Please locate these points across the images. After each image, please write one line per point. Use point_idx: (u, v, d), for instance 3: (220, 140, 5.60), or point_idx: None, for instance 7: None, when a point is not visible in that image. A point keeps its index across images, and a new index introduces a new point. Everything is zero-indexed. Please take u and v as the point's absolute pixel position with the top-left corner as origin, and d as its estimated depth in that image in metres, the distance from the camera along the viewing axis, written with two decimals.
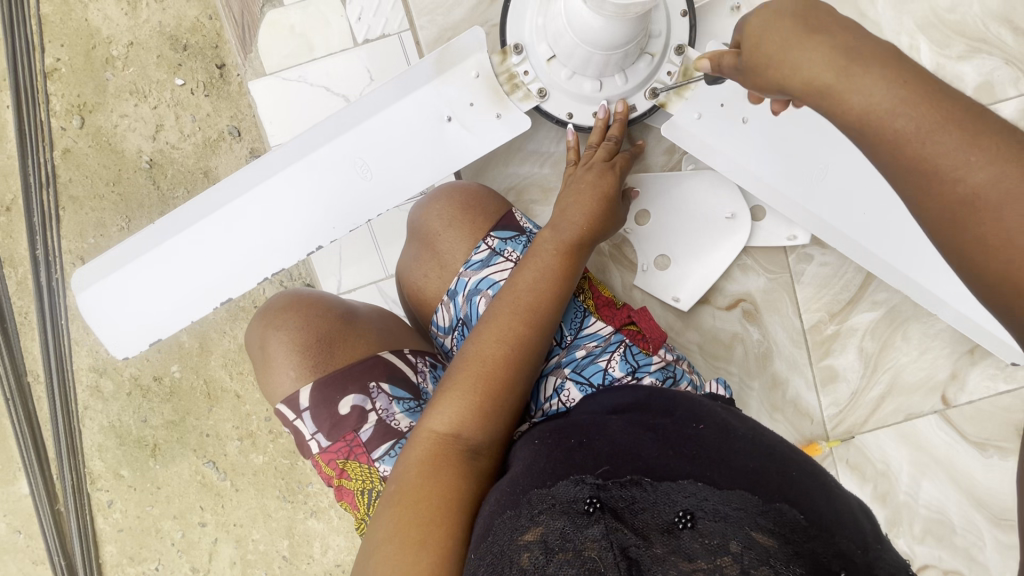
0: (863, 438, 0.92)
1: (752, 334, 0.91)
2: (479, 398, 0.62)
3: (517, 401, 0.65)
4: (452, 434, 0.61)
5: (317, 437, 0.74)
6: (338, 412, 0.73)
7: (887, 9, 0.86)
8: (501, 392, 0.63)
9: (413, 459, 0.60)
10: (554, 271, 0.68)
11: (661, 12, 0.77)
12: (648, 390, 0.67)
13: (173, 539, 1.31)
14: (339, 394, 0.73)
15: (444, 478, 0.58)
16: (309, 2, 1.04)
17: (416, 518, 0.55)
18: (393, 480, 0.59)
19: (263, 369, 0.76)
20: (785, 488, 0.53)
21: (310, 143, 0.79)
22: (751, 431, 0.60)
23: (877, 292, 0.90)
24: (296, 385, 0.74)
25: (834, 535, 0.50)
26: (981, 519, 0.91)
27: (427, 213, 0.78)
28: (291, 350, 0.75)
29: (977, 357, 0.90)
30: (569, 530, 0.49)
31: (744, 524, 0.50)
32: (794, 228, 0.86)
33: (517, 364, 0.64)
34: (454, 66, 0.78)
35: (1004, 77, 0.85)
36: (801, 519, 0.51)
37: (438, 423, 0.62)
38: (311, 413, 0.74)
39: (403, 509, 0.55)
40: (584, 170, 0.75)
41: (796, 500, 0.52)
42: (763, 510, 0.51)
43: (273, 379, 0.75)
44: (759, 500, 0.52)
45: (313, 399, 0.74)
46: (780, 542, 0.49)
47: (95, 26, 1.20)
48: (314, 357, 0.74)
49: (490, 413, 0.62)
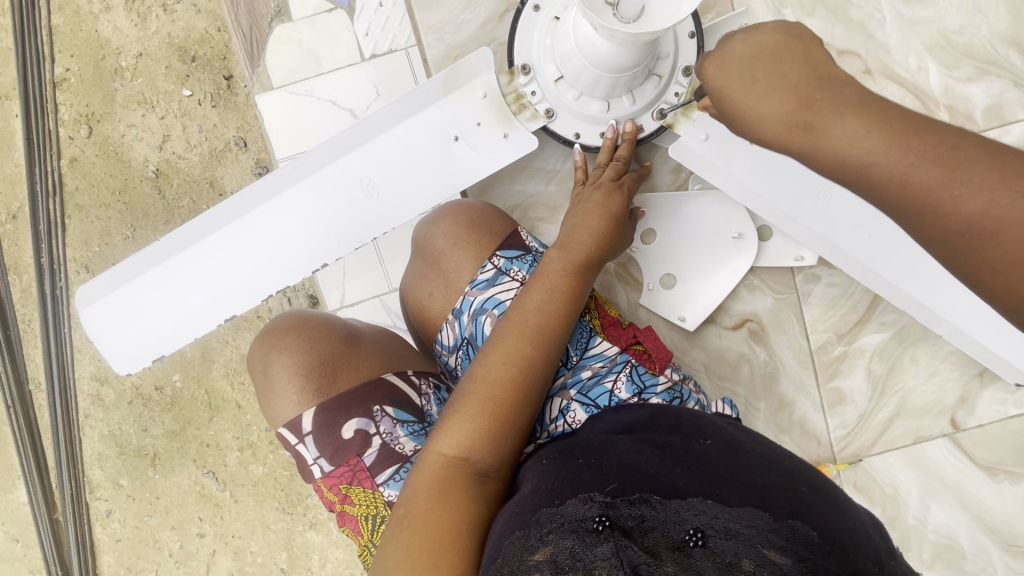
0: (871, 460, 0.91)
1: (759, 355, 0.90)
2: (489, 420, 0.62)
3: (526, 422, 0.64)
4: (461, 457, 0.61)
5: (320, 462, 0.73)
6: (342, 437, 0.73)
7: (896, 30, 0.86)
8: (510, 414, 0.62)
9: (422, 483, 0.59)
10: (561, 290, 0.67)
11: (670, 34, 0.77)
12: (654, 407, 0.68)
13: (171, 550, 1.30)
14: (343, 418, 0.73)
15: (453, 503, 0.57)
16: (318, 16, 1.04)
17: (425, 544, 0.54)
18: (401, 505, 0.59)
19: (265, 391, 0.76)
20: (794, 506, 0.52)
21: (316, 161, 0.79)
22: (758, 447, 0.60)
23: (885, 314, 0.89)
24: (299, 410, 0.74)
25: (849, 552, 0.48)
26: (991, 545, 0.89)
27: (432, 232, 0.78)
28: (293, 374, 0.74)
29: (987, 380, 0.89)
30: (578, 548, 0.48)
31: (757, 542, 0.48)
32: (801, 248, 0.85)
33: (525, 385, 0.63)
34: (462, 86, 0.78)
35: (1013, 99, 0.85)
36: (814, 536, 0.49)
37: (447, 445, 0.61)
38: (313, 437, 0.73)
39: (412, 535, 0.55)
40: (591, 189, 0.75)
41: (806, 517, 0.51)
42: (775, 528, 0.50)
43: (276, 402, 0.75)
44: (770, 517, 0.51)
45: (316, 424, 0.73)
46: (795, 558, 0.47)
47: (105, 37, 1.21)
48: (318, 380, 0.74)
49: (499, 436, 0.62)
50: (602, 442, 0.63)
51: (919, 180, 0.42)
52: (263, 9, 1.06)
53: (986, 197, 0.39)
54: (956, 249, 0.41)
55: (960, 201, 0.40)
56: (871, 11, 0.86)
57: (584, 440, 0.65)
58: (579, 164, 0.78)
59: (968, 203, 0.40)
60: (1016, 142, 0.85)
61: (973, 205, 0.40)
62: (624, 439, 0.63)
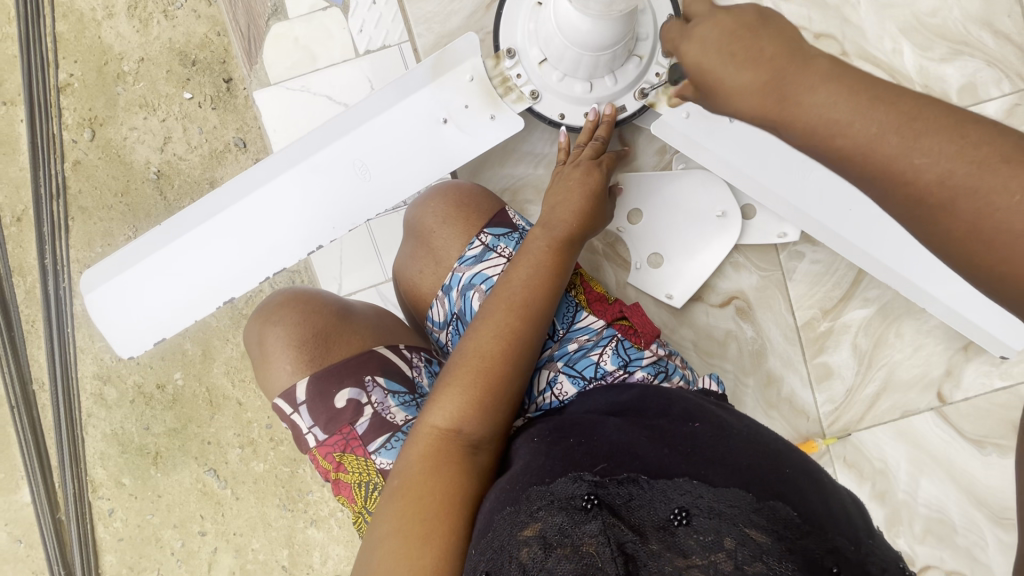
0: (860, 436, 0.92)
1: (746, 332, 0.92)
2: (479, 393, 0.63)
3: (516, 393, 0.66)
4: (453, 429, 0.62)
5: (314, 430, 0.75)
6: (335, 405, 0.75)
7: (871, 13, 0.89)
8: (498, 386, 0.64)
9: (415, 455, 0.61)
10: (547, 267, 0.69)
11: (648, 16, 0.80)
12: (641, 390, 0.69)
13: (173, 548, 1.31)
14: (335, 387, 0.75)
15: (446, 474, 0.59)
16: (313, 15, 1.07)
17: (419, 515, 0.56)
18: (395, 476, 0.60)
19: (262, 364, 0.78)
20: (778, 486, 0.54)
21: (310, 147, 0.81)
22: (747, 429, 0.61)
23: (870, 289, 0.90)
24: (293, 379, 0.76)
25: (828, 532, 0.50)
26: (982, 518, 0.90)
27: (421, 210, 0.80)
28: (287, 345, 0.76)
29: (971, 353, 0.90)
30: (566, 525, 0.50)
31: (738, 521, 0.49)
32: (784, 225, 0.87)
33: (513, 358, 0.65)
34: (449, 71, 0.81)
35: (986, 77, 0.87)
36: (796, 516, 0.51)
37: (439, 418, 0.63)
38: (307, 407, 0.75)
39: (406, 505, 0.56)
40: (572, 168, 0.78)
41: (790, 498, 0.53)
42: (757, 508, 0.51)
43: (272, 373, 0.77)
44: (753, 497, 0.52)
45: (309, 393, 0.75)
46: (776, 538, 0.48)
47: (107, 43, 1.25)
48: (311, 351, 0.76)
49: (489, 408, 0.63)
50: (591, 423, 0.64)
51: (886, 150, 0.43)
52: (260, 9, 1.09)
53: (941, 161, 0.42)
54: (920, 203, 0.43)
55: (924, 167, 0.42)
56: None
57: (575, 420, 0.66)
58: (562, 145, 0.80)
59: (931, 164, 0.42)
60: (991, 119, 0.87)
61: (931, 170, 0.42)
62: (613, 420, 0.64)
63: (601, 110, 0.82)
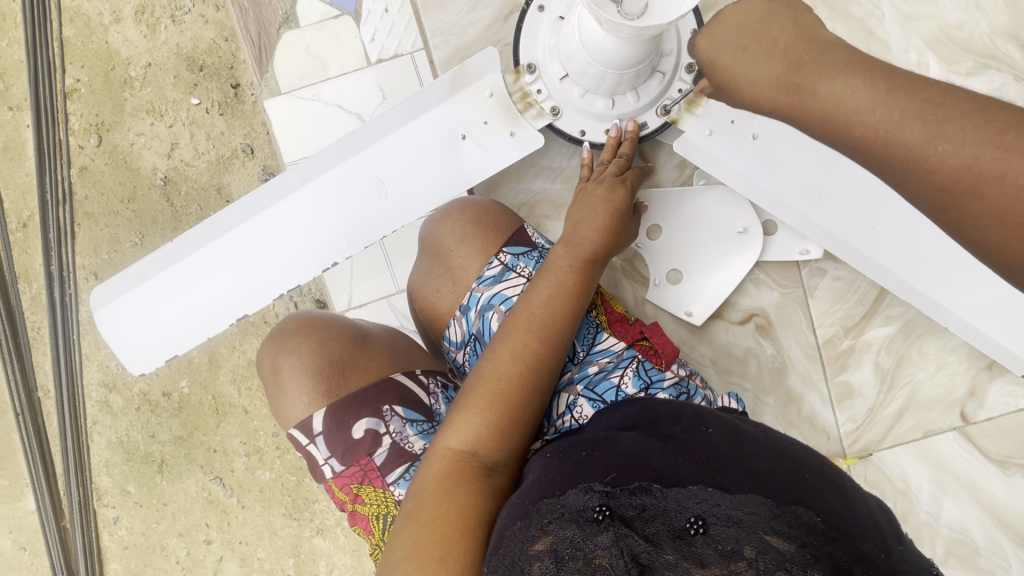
0: (881, 455, 0.91)
1: (766, 349, 0.90)
2: (496, 415, 0.62)
3: (534, 416, 0.64)
4: (469, 452, 0.61)
5: (331, 462, 0.74)
6: (352, 437, 0.73)
7: (896, 27, 0.87)
8: (516, 408, 0.62)
9: (430, 477, 0.60)
10: (567, 287, 0.68)
11: (672, 32, 0.79)
12: (643, 403, 0.66)
13: (178, 557, 1.30)
14: (353, 418, 0.73)
15: (461, 496, 0.57)
16: (325, 23, 1.06)
17: (433, 537, 0.54)
18: (410, 499, 0.59)
19: (276, 394, 0.76)
20: (798, 491, 0.52)
21: (325, 162, 0.80)
22: (763, 434, 0.59)
23: (892, 307, 0.89)
24: (309, 410, 0.74)
25: (854, 538, 0.48)
26: (1005, 540, 0.89)
27: (439, 229, 0.79)
28: (303, 375, 0.75)
29: (996, 373, 0.89)
30: (578, 538, 0.49)
31: (757, 529, 0.48)
32: (806, 242, 0.86)
33: (532, 379, 0.64)
34: (468, 87, 0.79)
35: (1014, 92, 0.85)
36: (818, 522, 0.49)
37: (455, 440, 0.61)
38: (324, 438, 0.74)
39: (420, 527, 0.55)
40: (595, 185, 0.76)
41: (811, 503, 0.51)
42: (777, 514, 0.50)
43: (286, 404, 0.75)
44: (772, 503, 0.51)
45: (326, 424, 0.73)
46: (797, 545, 0.47)
47: (115, 48, 1.23)
48: (327, 381, 0.74)
49: (506, 430, 0.62)
50: (604, 433, 0.63)
51: None
52: (271, 16, 1.08)
53: None
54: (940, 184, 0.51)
55: None
56: (871, 8, 0.87)
57: (589, 432, 0.65)
58: (585, 163, 0.79)
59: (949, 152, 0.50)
60: None
61: (951, 159, 0.50)
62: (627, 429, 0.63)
63: (624, 126, 0.80)
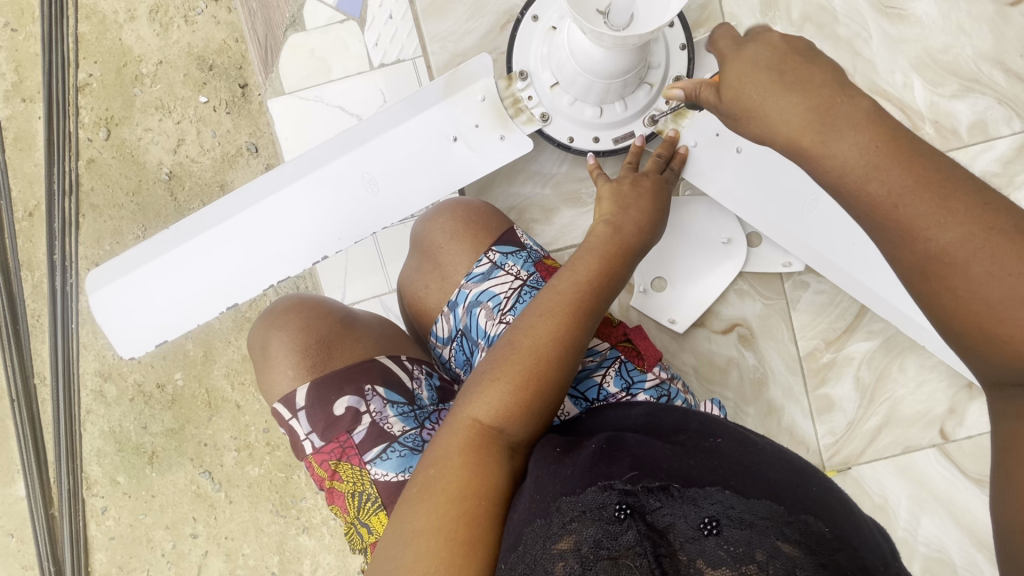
0: (860, 469, 0.91)
1: (747, 359, 0.91)
2: (530, 395, 0.59)
3: (563, 397, 0.62)
4: (496, 428, 0.57)
5: (311, 437, 0.75)
6: (334, 413, 0.75)
7: (882, 47, 0.89)
8: (550, 391, 0.60)
9: (454, 448, 0.56)
10: (609, 272, 0.66)
11: (660, 45, 0.82)
12: (650, 407, 0.65)
13: (164, 549, 1.30)
14: (335, 395, 0.75)
15: (488, 474, 0.55)
16: (331, 27, 1.09)
17: (463, 516, 0.52)
18: (430, 467, 0.55)
19: (264, 368, 0.79)
20: (810, 501, 0.50)
21: (324, 158, 0.82)
22: (772, 446, 0.57)
23: (874, 322, 0.90)
24: (293, 384, 0.76)
25: (858, 549, 0.47)
26: (983, 559, 0.89)
27: (429, 227, 0.80)
28: (290, 350, 0.77)
29: (975, 393, 0.90)
30: (603, 537, 0.48)
31: (769, 533, 0.47)
32: (789, 255, 0.88)
33: (569, 364, 0.61)
34: (462, 90, 0.82)
35: (997, 116, 0.88)
36: (826, 531, 0.48)
37: (484, 413, 0.57)
38: (306, 413, 0.75)
39: (446, 502, 0.52)
40: (638, 177, 0.76)
41: (820, 512, 0.49)
42: (789, 521, 0.48)
43: (272, 377, 0.77)
44: (783, 510, 0.49)
45: (309, 399, 0.75)
46: (805, 552, 0.46)
47: (128, 46, 1.24)
48: (313, 357, 0.77)
49: (537, 412, 0.59)
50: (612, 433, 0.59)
51: (908, 209, 0.45)
52: (278, 19, 1.11)
53: (958, 232, 0.44)
54: (926, 272, 0.45)
55: (938, 230, 0.44)
56: (858, 29, 0.89)
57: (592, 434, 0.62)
58: (592, 167, 0.79)
59: (946, 234, 0.44)
60: (999, 157, 0.88)
61: (945, 236, 0.44)
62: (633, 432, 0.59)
63: (631, 143, 0.83)
